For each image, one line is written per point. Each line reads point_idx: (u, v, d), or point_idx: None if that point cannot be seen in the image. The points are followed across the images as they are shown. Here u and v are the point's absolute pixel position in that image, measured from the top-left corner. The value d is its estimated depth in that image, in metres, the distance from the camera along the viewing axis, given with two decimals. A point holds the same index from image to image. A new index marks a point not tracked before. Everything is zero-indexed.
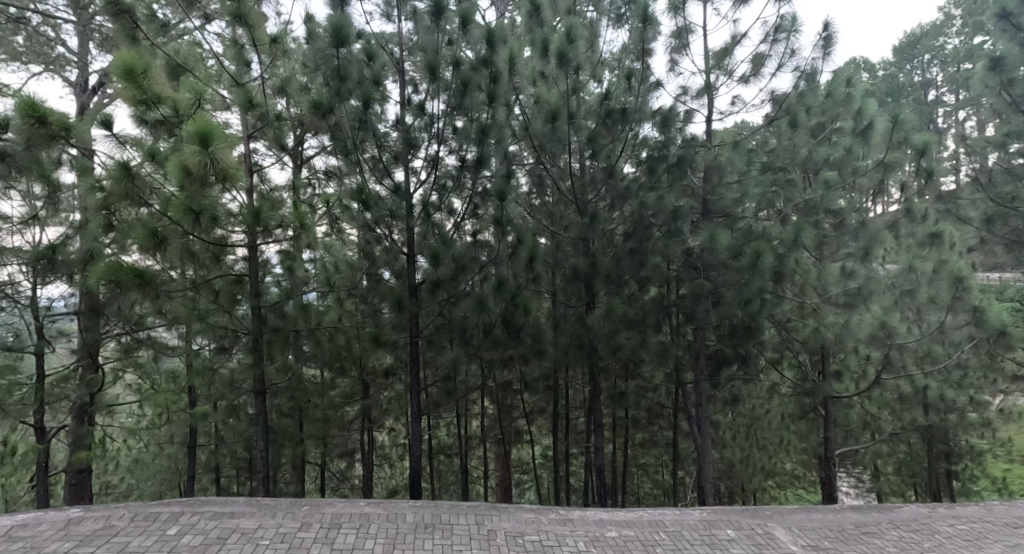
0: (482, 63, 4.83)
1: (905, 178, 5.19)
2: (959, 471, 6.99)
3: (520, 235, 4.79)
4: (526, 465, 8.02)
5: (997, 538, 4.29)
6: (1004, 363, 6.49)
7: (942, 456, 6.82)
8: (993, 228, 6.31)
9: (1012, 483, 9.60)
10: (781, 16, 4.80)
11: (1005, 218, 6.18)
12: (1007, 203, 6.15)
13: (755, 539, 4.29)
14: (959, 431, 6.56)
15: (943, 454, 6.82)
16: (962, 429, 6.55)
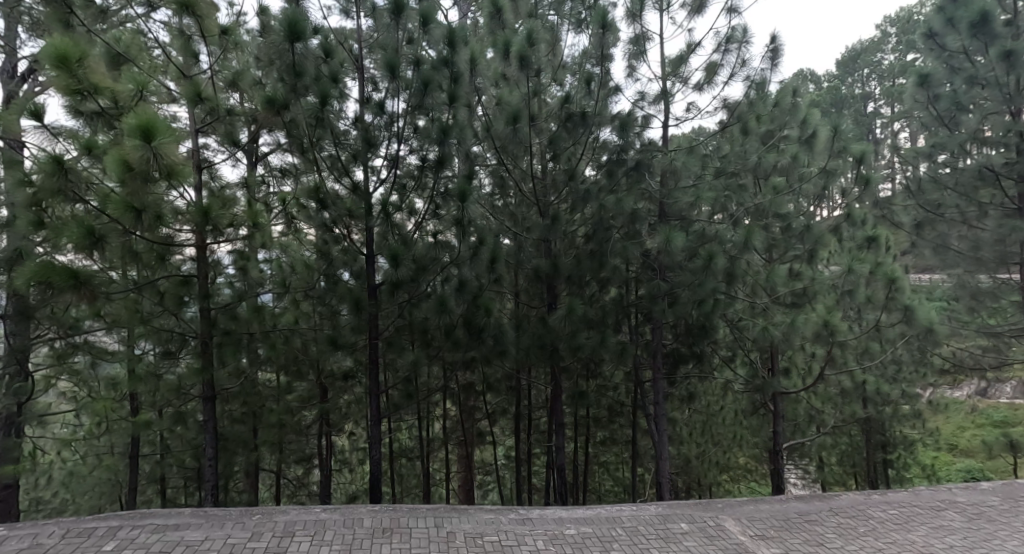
0: (442, 63, 4.76)
1: (845, 186, 5.50)
2: (894, 459, 7.45)
3: (481, 236, 4.75)
4: (488, 467, 8.00)
5: (924, 520, 4.60)
6: (932, 359, 6.93)
7: (879, 446, 7.36)
8: (922, 233, 6.75)
9: (939, 470, 10.33)
10: (733, 26, 4.98)
11: (933, 223, 6.62)
12: (936, 210, 6.57)
13: (707, 531, 4.46)
14: (894, 422, 6.99)
15: (880, 444, 7.36)
16: (896, 421, 6.99)
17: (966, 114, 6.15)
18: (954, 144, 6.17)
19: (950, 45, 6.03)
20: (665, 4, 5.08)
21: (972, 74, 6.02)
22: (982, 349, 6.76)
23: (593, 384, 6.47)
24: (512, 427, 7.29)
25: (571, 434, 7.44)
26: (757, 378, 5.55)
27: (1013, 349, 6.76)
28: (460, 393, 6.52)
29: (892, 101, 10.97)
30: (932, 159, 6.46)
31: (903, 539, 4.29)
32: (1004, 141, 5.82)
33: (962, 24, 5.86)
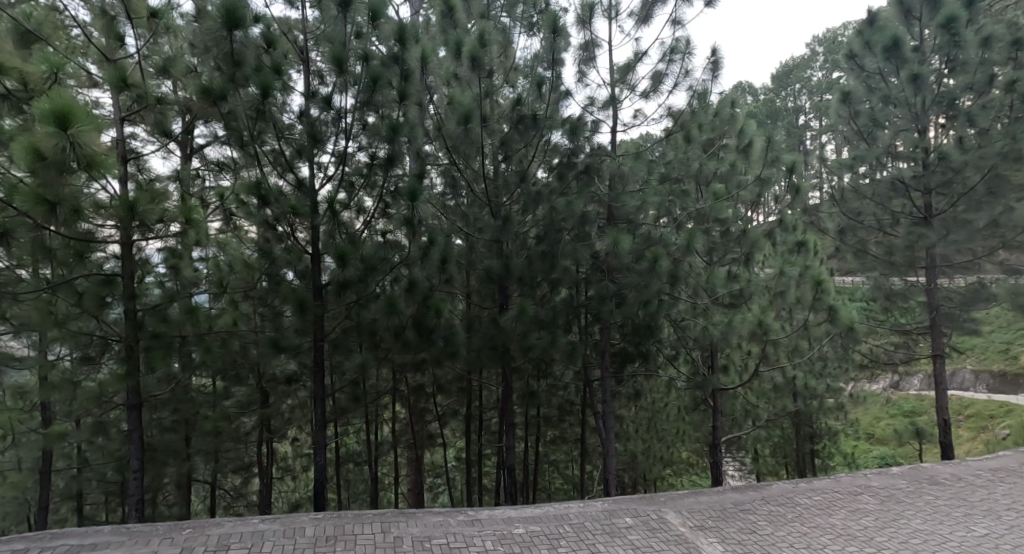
0: (393, 59, 4.69)
1: (779, 193, 5.80)
2: (820, 449, 7.99)
3: (432, 236, 4.67)
4: (437, 469, 7.90)
5: (845, 505, 4.97)
6: (852, 355, 7.48)
7: (808, 437, 7.86)
8: (845, 238, 7.21)
9: (858, 458, 11.15)
10: (676, 38, 5.19)
11: (854, 230, 7.10)
12: (857, 217, 7.06)
13: (650, 524, 4.62)
14: (820, 415, 7.50)
15: (808, 436, 7.88)
16: (822, 413, 7.50)
17: (881, 130, 6.70)
18: (871, 157, 6.72)
19: (867, 66, 6.70)
20: (614, 12, 5.21)
21: (886, 93, 6.64)
22: (895, 346, 7.37)
23: (543, 384, 6.55)
24: (462, 429, 7.25)
25: (521, 434, 7.48)
26: (698, 375, 5.80)
27: (920, 345, 7.41)
28: (410, 396, 6.42)
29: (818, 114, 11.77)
30: (853, 170, 6.99)
31: (824, 523, 4.61)
32: (911, 156, 6.47)
33: (877, 48, 6.49)
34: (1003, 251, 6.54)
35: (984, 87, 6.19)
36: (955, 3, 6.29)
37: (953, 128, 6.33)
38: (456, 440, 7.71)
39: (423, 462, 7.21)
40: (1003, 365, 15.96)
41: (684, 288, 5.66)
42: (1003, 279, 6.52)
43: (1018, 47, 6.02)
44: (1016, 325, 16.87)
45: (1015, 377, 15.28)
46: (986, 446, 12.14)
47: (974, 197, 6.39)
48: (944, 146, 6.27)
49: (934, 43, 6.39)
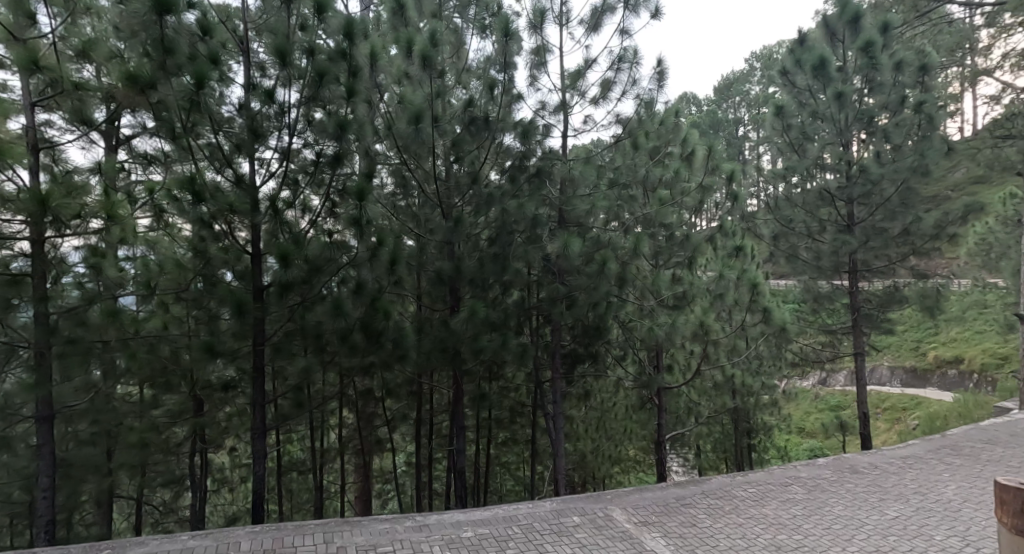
0: (340, 55, 4.58)
1: (719, 201, 6.05)
2: (756, 442, 8.42)
3: (381, 237, 4.58)
4: (385, 476, 7.72)
5: (777, 495, 5.26)
6: (786, 354, 7.96)
7: (745, 432, 8.26)
8: (777, 243, 7.68)
9: (790, 450, 11.82)
10: (624, 47, 5.34)
11: (786, 236, 7.57)
12: (788, 223, 7.52)
13: (596, 522, 4.71)
14: (756, 410, 7.91)
15: (745, 430, 8.30)
16: (758, 409, 7.91)
17: (811, 143, 7.15)
18: (802, 167, 7.14)
19: (798, 83, 7.18)
20: (565, 19, 5.30)
21: (814, 109, 7.08)
22: (822, 344, 7.91)
23: (495, 387, 6.56)
24: (412, 433, 7.13)
25: (472, 437, 7.44)
26: (644, 375, 5.97)
27: (844, 344, 8.00)
28: (357, 400, 6.23)
29: (756, 126, 12.45)
30: (786, 180, 7.46)
31: (758, 513, 4.87)
32: (836, 168, 7.00)
33: (806, 66, 6.98)
34: (913, 257, 7.15)
35: (897, 107, 6.74)
36: (872, 29, 6.83)
37: (872, 143, 6.87)
38: (405, 445, 7.57)
39: (371, 468, 7.03)
40: (913, 362, 17.48)
41: (632, 290, 5.82)
42: (914, 282, 7.13)
43: (926, 72, 6.67)
44: (924, 326, 18.84)
45: (923, 372, 16.77)
46: (899, 436, 13.20)
47: (889, 207, 6.96)
48: (864, 160, 6.81)
49: (855, 65, 6.87)
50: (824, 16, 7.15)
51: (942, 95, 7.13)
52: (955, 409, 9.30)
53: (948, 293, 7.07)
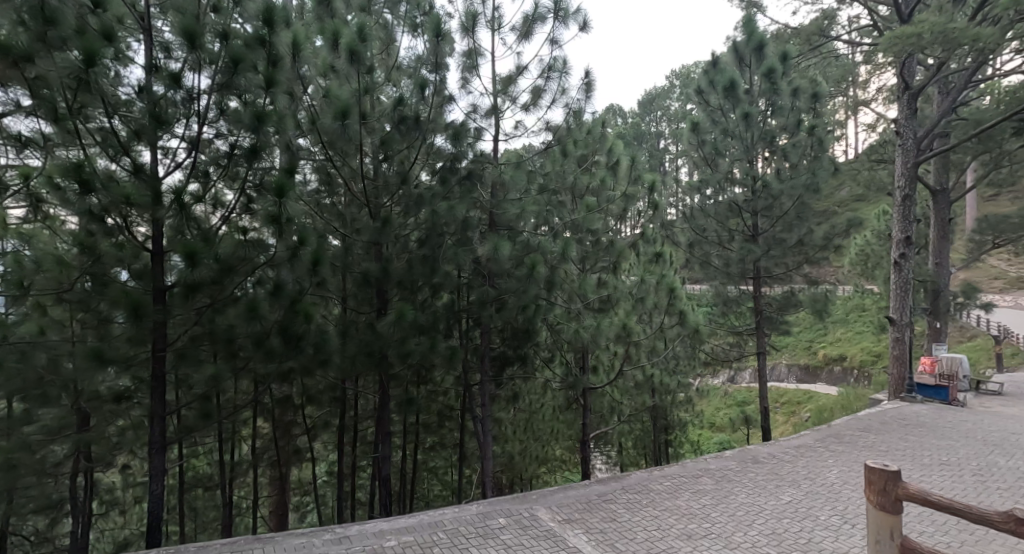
0: (257, 41, 4.32)
1: (641, 209, 6.35)
2: (672, 438, 8.90)
3: (303, 235, 4.40)
4: (304, 487, 7.33)
5: (689, 486, 5.61)
6: (700, 354, 8.50)
7: (663, 428, 8.72)
8: (692, 250, 8.27)
9: (703, 444, 12.60)
10: (554, 57, 5.47)
11: (700, 243, 8.18)
12: (701, 232, 8.13)
13: (521, 522, 4.77)
14: (672, 407, 8.38)
15: (663, 427, 8.76)
16: (674, 406, 8.38)
17: (722, 159, 7.75)
18: (715, 179, 7.83)
19: (711, 102, 7.80)
20: (497, 24, 5.34)
21: (725, 127, 7.66)
22: (730, 344, 8.57)
23: (422, 391, 6.48)
24: (334, 441, 6.84)
25: (398, 443, 7.26)
26: (571, 376, 6.16)
27: (749, 343, 8.70)
28: (274, 408, 5.90)
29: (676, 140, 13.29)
30: (701, 192, 8.02)
31: (672, 505, 5.16)
32: (743, 182, 7.65)
33: (718, 86, 7.64)
34: (806, 265, 7.91)
35: (794, 129, 7.43)
36: (773, 57, 7.53)
37: (774, 160, 7.53)
38: (327, 454, 7.24)
39: (289, 480, 6.66)
40: (807, 358, 19.26)
41: (560, 293, 5.99)
42: (807, 287, 7.89)
43: (816, 100, 7.44)
44: (816, 327, 20.89)
45: (814, 369, 18.56)
46: (795, 427, 14.48)
47: (787, 219, 7.65)
48: (767, 176, 7.47)
49: (760, 89, 7.51)
50: (733, 41, 7.78)
51: (831, 121, 7.97)
52: (840, 401, 10.38)
53: (834, 298, 7.89)
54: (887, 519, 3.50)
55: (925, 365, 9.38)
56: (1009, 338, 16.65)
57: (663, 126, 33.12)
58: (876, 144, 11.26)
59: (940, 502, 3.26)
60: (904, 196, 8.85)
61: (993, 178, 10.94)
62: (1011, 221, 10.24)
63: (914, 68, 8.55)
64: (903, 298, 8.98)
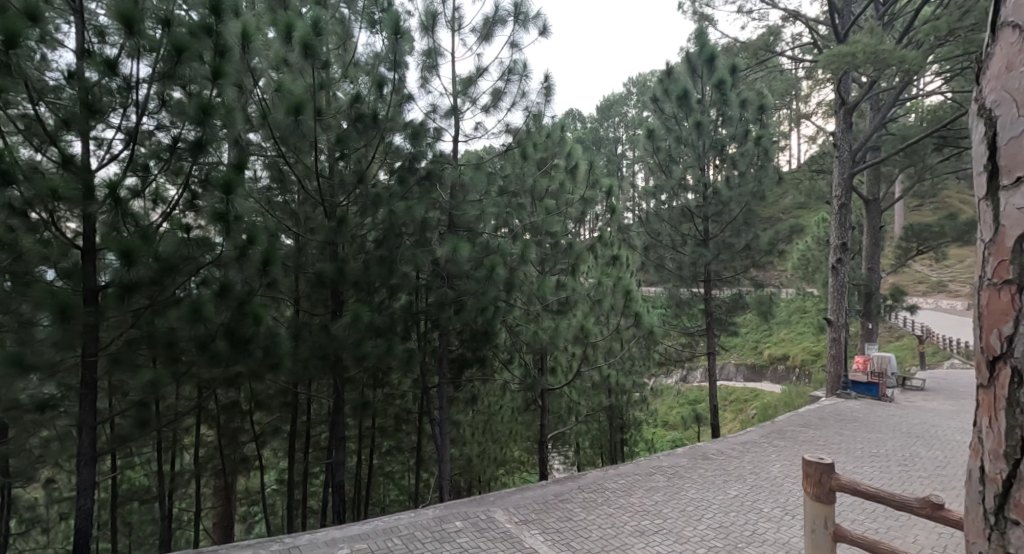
0: (203, 30, 4.12)
1: (599, 212, 6.48)
2: (628, 437, 9.10)
3: (252, 235, 4.23)
4: (252, 496, 7.04)
5: (644, 484, 5.75)
6: (655, 354, 8.73)
7: (619, 428, 8.90)
8: (647, 254, 8.53)
9: (656, 442, 12.95)
10: (514, 60, 5.49)
11: (655, 247, 8.46)
12: (655, 237, 8.40)
13: (478, 525, 4.75)
14: (628, 407, 8.58)
15: (619, 426, 8.94)
16: (630, 406, 8.58)
17: (675, 166, 8.03)
18: (669, 185, 8.08)
19: (666, 110, 8.06)
20: (457, 25, 5.32)
21: (678, 135, 7.94)
22: (682, 345, 8.88)
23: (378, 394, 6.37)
24: (284, 448, 6.62)
25: (353, 448, 7.09)
26: (529, 377, 6.21)
27: (700, 344, 9.02)
28: (220, 414, 5.66)
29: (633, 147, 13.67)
30: (657, 197, 8.28)
31: (625, 502, 5.27)
32: (696, 189, 7.93)
33: (672, 96, 7.90)
34: (753, 269, 8.28)
35: (742, 138, 7.74)
36: (724, 69, 7.84)
37: (723, 168, 7.82)
38: (276, 462, 6.99)
39: (235, 489, 6.39)
40: (753, 358, 20.13)
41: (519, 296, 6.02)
42: (753, 290, 8.27)
43: (763, 112, 7.80)
44: (761, 328, 21.88)
45: (760, 368, 19.47)
46: (741, 423, 15.12)
47: (736, 225, 7.99)
48: (717, 184, 7.78)
49: (710, 99, 7.82)
50: (687, 52, 8.07)
51: (776, 132, 8.37)
52: (783, 399, 10.92)
53: (778, 300, 8.30)
54: (822, 508, 3.68)
55: (858, 362, 10.06)
56: (931, 338, 17.96)
57: (617, 133, 33.88)
58: (816, 155, 11.93)
59: (868, 490, 3.47)
60: (840, 204, 9.41)
61: (918, 189, 11.79)
62: (932, 230, 11.08)
63: (850, 85, 9.11)
64: (839, 301, 9.53)
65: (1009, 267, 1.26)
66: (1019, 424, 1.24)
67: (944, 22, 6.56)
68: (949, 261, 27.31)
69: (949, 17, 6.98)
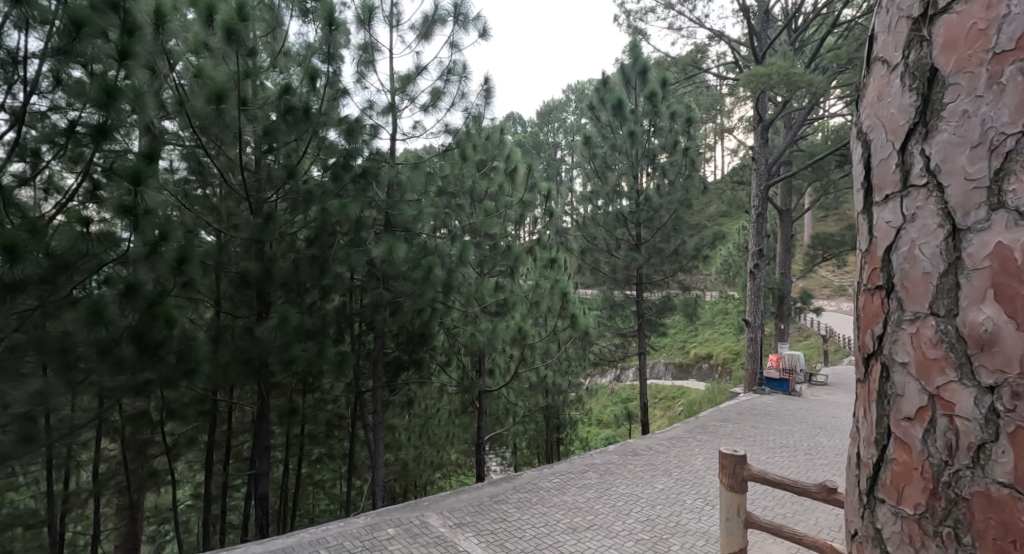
0: (108, 4, 3.74)
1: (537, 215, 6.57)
2: (564, 436, 9.28)
3: (165, 231, 3.93)
4: (162, 514, 6.52)
5: (577, 482, 5.89)
6: (590, 355, 8.97)
7: (555, 427, 9.06)
8: (584, 257, 8.79)
9: (590, 438, 13.28)
10: (453, 60, 5.46)
11: (591, 251, 8.74)
12: (591, 240, 8.68)
13: (411, 531, 4.66)
14: (564, 407, 8.75)
15: (556, 426, 9.10)
16: (566, 406, 8.76)
17: (610, 172, 8.33)
18: (604, 191, 8.39)
19: (602, 119, 8.35)
20: (396, 21, 5.23)
21: (614, 143, 8.23)
22: (615, 345, 9.23)
23: (309, 400, 6.12)
24: (200, 460, 6.19)
25: (279, 458, 6.75)
26: (466, 379, 6.18)
27: (633, 344, 9.39)
28: (125, 426, 5.22)
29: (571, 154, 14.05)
30: (593, 203, 8.57)
31: (559, 501, 5.38)
32: (629, 195, 8.26)
33: (607, 105, 8.19)
34: (680, 273, 8.73)
35: (672, 148, 8.12)
36: (655, 81, 8.22)
37: (655, 176, 8.18)
38: (191, 475, 6.53)
39: (142, 508, 5.89)
40: (679, 358, 21.10)
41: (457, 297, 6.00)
42: (680, 293, 8.75)
43: (690, 125, 8.26)
44: (687, 329, 23.08)
45: (686, 366, 20.54)
46: (668, 419, 15.86)
47: (665, 230, 8.40)
48: (648, 191, 8.14)
49: (642, 110, 8.17)
50: (621, 64, 8.39)
51: (702, 144, 8.87)
52: (706, 395, 11.59)
53: (703, 302, 8.80)
54: (736, 498, 3.89)
55: (772, 359, 10.88)
56: (835, 338, 19.64)
57: (552, 139, 34.61)
58: (736, 167, 12.76)
59: (777, 479, 3.75)
60: (757, 213, 10.10)
61: (824, 202, 12.89)
62: (835, 239, 12.15)
63: (766, 104, 9.82)
64: (757, 302, 10.22)
65: (878, 273, 1.05)
66: (887, 415, 1.02)
67: (845, 51, 7.25)
68: (847, 268, 30.00)
69: (846, 48, 7.75)
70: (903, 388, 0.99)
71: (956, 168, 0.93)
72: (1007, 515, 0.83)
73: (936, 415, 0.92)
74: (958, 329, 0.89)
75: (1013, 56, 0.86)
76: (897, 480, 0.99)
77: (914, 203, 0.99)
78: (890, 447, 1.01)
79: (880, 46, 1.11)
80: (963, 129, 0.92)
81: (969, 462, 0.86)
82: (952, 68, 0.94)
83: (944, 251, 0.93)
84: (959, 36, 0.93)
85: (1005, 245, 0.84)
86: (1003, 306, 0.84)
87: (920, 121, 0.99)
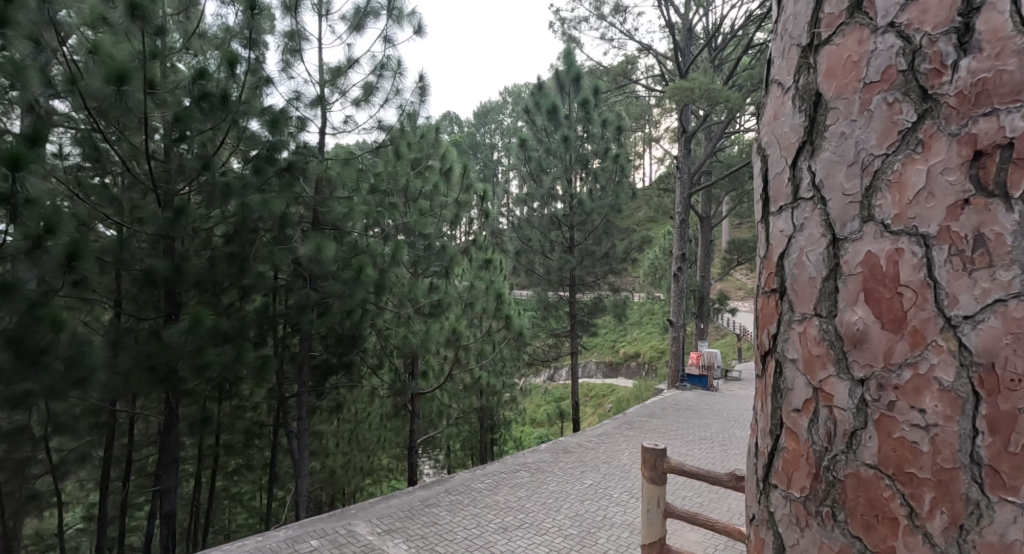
0: None
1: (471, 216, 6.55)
2: (498, 437, 9.30)
3: (52, 223, 3.56)
4: (50, 539, 5.88)
5: (510, 481, 5.92)
6: (524, 355, 9.06)
7: (489, 428, 9.05)
8: (519, 258, 8.87)
9: (523, 438, 13.38)
10: (387, 56, 5.33)
11: (526, 252, 8.84)
12: (525, 242, 8.77)
13: (336, 541, 4.49)
14: (498, 408, 8.76)
15: (490, 427, 9.09)
16: (499, 407, 8.77)
17: (544, 175, 8.45)
18: (539, 194, 8.50)
19: (538, 123, 8.46)
20: (325, 10, 5.02)
21: (548, 146, 8.37)
22: (547, 344, 9.37)
23: (226, 407, 5.75)
24: (96, 478, 5.65)
25: (189, 470, 6.29)
26: (398, 382, 6.06)
27: (565, 344, 9.57)
28: None
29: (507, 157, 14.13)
30: (528, 205, 8.66)
31: (491, 501, 5.38)
32: (563, 198, 8.43)
33: (543, 109, 8.33)
34: (610, 275, 9.02)
35: (604, 155, 8.38)
36: (588, 89, 8.44)
37: (587, 181, 8.38)
38: (83, 495, 5.92)
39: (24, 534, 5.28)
40: (609, 358, 21.74)
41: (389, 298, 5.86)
42: (610, 294, 9.03)
43: (621, 132, 8.55)
44: (616, 329, 23.84)
45: (615, 365, 21.21)
46: (599, 417, 16.31)
47: (597, 233, 8.65)
48: (581, 195, 8.35)
49: (575, 116, 8.36)
50: (556, 70, 8.55)
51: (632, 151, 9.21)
52: (634, 393, 12.04)
53: (631, 304, 9.13)
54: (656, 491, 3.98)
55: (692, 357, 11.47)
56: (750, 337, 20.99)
57: (484, 140, 34.64)
58: (662, 175, 13.36)
59: (693, 470, 3.92)
60: (682, 219, 10.59)
61: (740, 209, 13.74)
62: (749, 244, 13.00)
63: (690, 116, 10.33)
64: (679, 303, 10.73)
65: (773, 277, 1.08)
66: (780, 407, 1.04)
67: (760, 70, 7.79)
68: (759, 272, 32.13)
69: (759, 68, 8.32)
70: (792, 383, 1.02)
71: (835, 184, 0.97)
72: (873, 493, 0.88)
73: (818, 406, 0.96)
74: (836, 329, 0.93)
75: (877, 88, 0.91)
76: (787, 467, 1.02)
77: (802, 213, 1.02)
78: (782, 436, 1.04)
79: (775, 71, 1.15)
80: (840, 149, 0.96)
81: (844, 447, 0.91)
82: (833, 93, 0.98)
83: (826, 258, 0.96)
84: (837, 65, 0.98)
85: (872, 253, 0.89)
86: (872, 307, 0.89)
87: (808, 140, 1.03)
